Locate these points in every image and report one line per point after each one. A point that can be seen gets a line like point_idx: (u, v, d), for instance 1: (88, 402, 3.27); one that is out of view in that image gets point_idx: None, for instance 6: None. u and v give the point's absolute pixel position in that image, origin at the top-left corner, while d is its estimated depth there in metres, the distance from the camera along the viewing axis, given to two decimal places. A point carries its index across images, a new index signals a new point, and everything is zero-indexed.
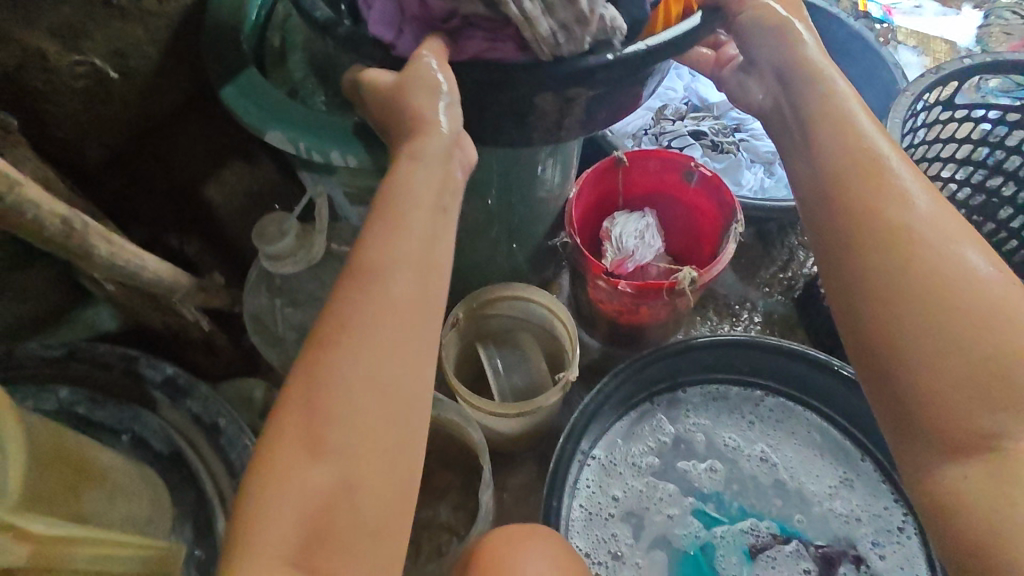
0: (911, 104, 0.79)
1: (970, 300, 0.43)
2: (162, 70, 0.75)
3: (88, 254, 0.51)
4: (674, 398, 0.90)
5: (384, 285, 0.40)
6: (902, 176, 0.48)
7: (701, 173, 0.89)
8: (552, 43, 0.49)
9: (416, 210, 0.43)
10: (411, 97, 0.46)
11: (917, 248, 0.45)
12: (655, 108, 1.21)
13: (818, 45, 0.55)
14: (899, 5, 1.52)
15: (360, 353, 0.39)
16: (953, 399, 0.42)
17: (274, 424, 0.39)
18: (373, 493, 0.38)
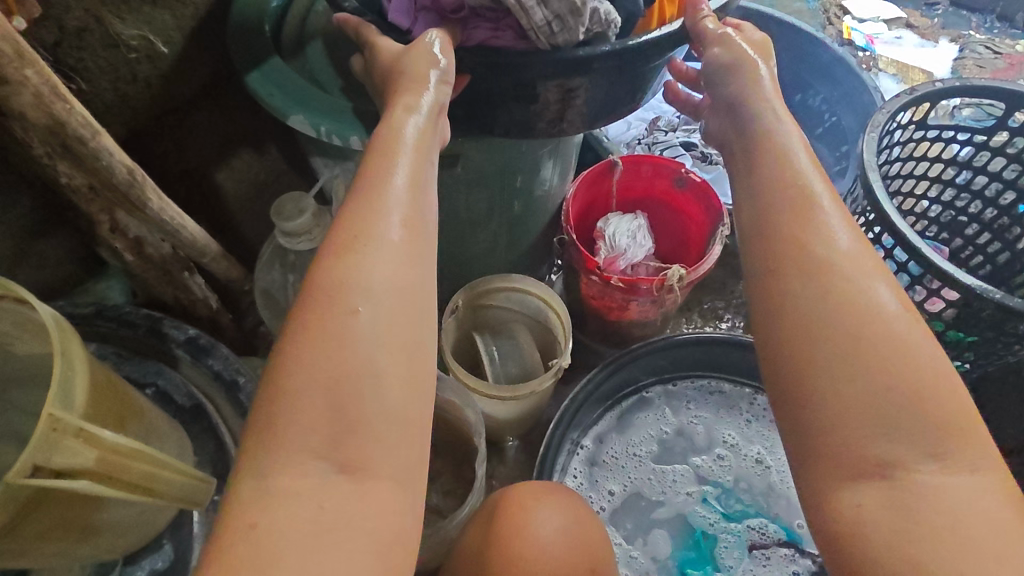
0: (886, 122, 0.85)
1: (869, 343, 0.41)
2: (186, 56, 0.79)
3: (143, 206, 0.61)
4: (672, 391, 0.95)
5: (385, 211, 0.43)
6: (827, 206, 0.47)
7: (690, 178, 0.95)
8: (548, 31, 0.53)
9: (410, 150, 0.48)
10: (410, 65, 0.51)
11: (834, 276, 0.44)
12: (648, 120, 1.27)
13: (772, 81, 0.56)
14: (881, 35, 1.60)
15: (372, 265, 0.41)
16: (855, 429, 0.40)
17: (286, 342, 0.40)
18: (393, 390, 0.39)
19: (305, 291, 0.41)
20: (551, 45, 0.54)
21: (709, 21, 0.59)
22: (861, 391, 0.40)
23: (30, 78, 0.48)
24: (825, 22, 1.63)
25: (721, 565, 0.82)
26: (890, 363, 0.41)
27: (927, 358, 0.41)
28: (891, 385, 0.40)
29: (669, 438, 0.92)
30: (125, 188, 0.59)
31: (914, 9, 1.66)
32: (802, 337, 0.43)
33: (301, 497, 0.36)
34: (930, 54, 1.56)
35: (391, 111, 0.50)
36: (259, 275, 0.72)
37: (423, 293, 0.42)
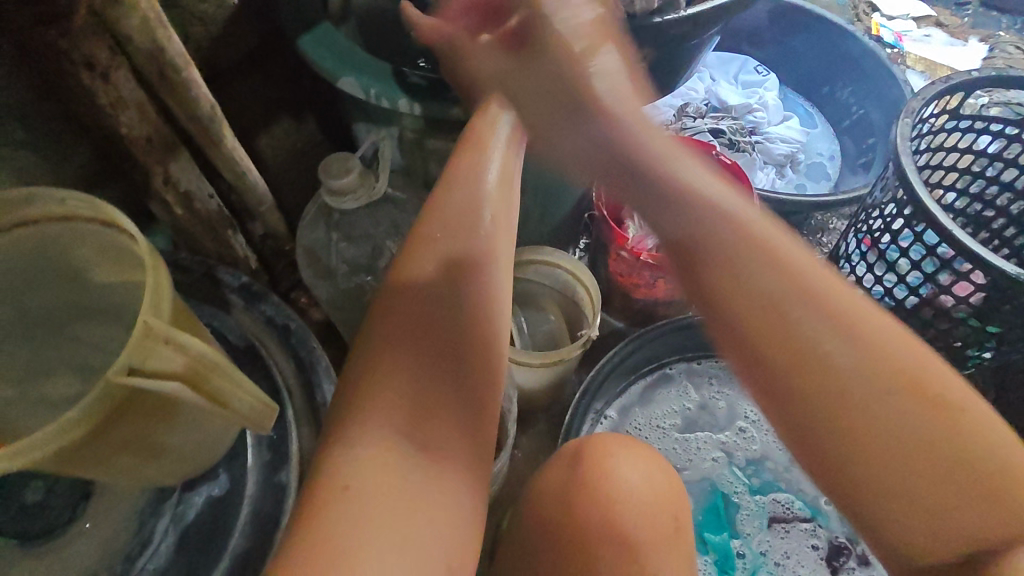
0: (919, 110, 0.86)
1: (903, 412, 0.37)
2: (236, 19, 0.80)
3: (219, 140, 0.67)
4: (692, 368, 0.97)
5: (468, 249, 0.53)
6: (771, 232, 0.42)
7: (720, 161, 0.96)
8: (625, 0, 0.54)
9: (492, 191, 0.57)
10: (485, 106, 0.58)
11: (850, 320, 0.39)
12: (676, 106, 1.28)
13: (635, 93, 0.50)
14: (910, 32, 1.60)
15: (454, 291, 0.50)
16: (914, 474, 0.37)
17: (376, 347, 0.47)
18: (464, 395, 0.47)
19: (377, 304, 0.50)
20: (625, 18, 0.54)
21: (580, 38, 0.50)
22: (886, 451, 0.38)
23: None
24: (854, 18, 1.63)
25: (740, 531, 0.84)
26: (935, 412, 0.37)
27: (959, 393, 0.38)
28: (908, 457, 0.37)
29: (693, 413, 0.94)
30: (207, 122, 0.64)
31: (945, 7, 1.66)
32: (813, 433, 0.40)
33: (380, 467, 0.42)
34: (961, 52, 1.56)
35: (473, 133, 0.59)
36: (304, 233, 0.73)
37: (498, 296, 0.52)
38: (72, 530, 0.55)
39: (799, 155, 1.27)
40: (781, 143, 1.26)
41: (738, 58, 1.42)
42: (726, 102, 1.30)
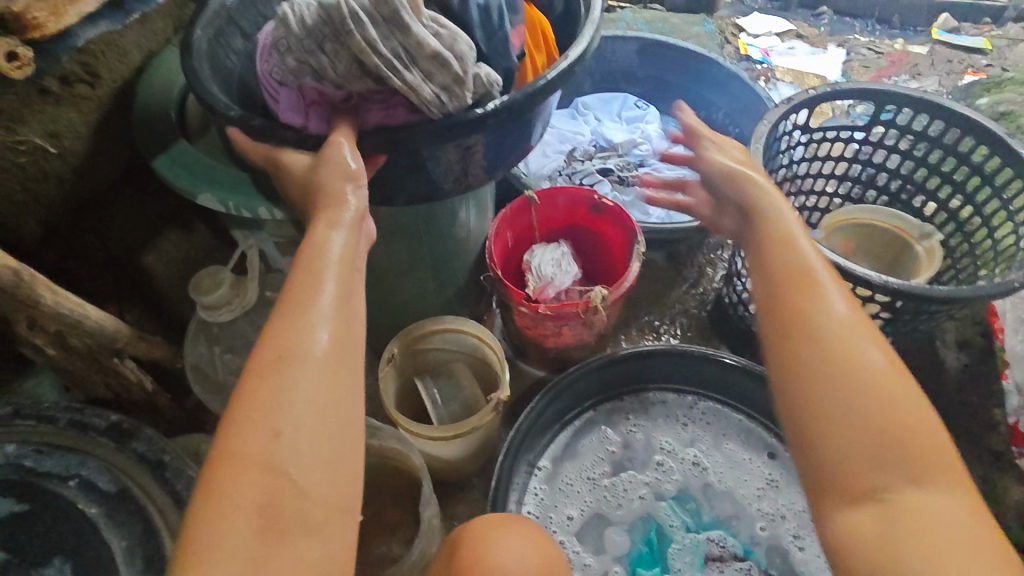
0: (769, 132, 0.91)
1: (873, 405, 0.46)
2: (96, 148, 0.81)
3: (35, 302, 0.61)
4: (612, 408, 1.00)
5: (310, 340, 0.44)
6: (824, 276, 0.53)
7: (605, 204, 1.00)
8: (438, 103, 0.57)
9: (335, 264, 0.48)
10: (327, 179, 0.52)
11: (834, 336, 0.49)
12: (565, 151, 1.34)
13: (343, 245, 0.49)
14: (775, 47, 1.72)
15: (300, 393, 0.43)
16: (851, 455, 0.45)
17: (193, 519, 0.40)
18: (304, 540, 0.41)
19: (216, 451, 0.41)
20: (443, 114, 0.57)
21: (337, 236, 0.49)
22: (870, 441, 0.45)
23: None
24: (724, 41, 1.73)
25: (671, 567, 0.86)
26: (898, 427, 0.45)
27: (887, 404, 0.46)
28: (894, 450, 0.45)
29: (616, 456, 0.96)
30: (14, 289, 0.58)
31: (803, 20, 1.80)
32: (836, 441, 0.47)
33: None
34: (822, 60, 1.68)
35: (313, 229, 0.49)
36: (186, 351, 0.73)
37: (348, 410, 0.44)
38: None
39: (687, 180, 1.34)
40: (668, 172, 1.32)
41: (618, 95, 1.47)
42: (612, 140, 1.37)
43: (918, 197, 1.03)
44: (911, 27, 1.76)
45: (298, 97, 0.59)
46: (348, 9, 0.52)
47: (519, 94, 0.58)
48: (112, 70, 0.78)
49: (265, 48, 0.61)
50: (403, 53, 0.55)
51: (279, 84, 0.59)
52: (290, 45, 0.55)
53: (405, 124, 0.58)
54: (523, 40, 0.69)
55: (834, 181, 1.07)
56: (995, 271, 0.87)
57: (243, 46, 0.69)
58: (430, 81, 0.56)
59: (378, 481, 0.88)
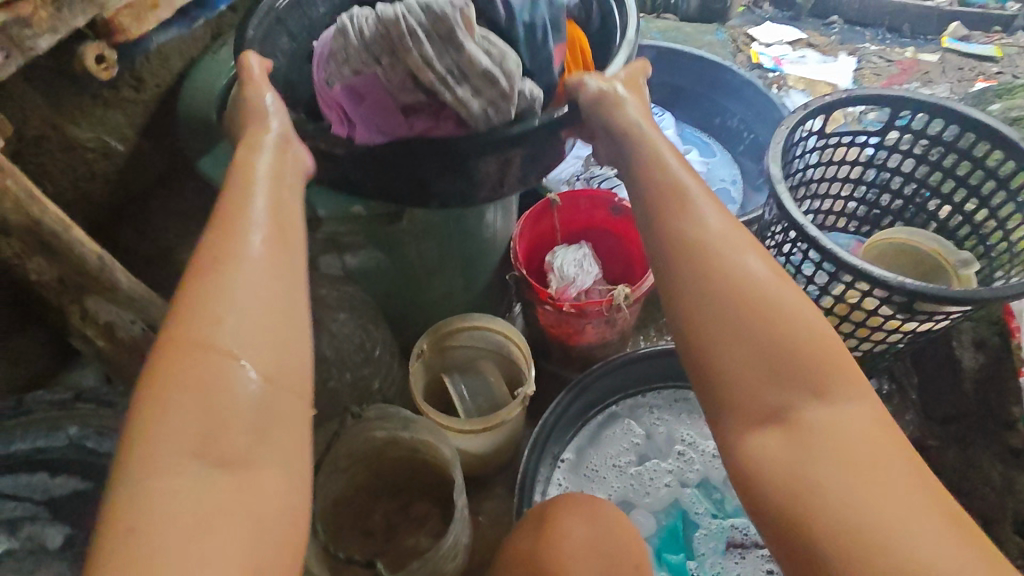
0: (786, 136, 0.93)
1: (757, 326, 0.47)
2: (139, 150, 0.84)
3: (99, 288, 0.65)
4: (637, 401, 1.01)
5: (243, 235, 0.46)
6: (696, 194, 0.54)
7: (625, 207, 1.03)
8: (486, 117, 0.61)
9: (263, 177, 0.51)
10: (255, 116, 0.56)
11: (708, 255, 0.50)
12: (583, 157, 1.37)
13: (272, 162, 0.53)
14: (787, 56, 1.75)
15: (232, 278, 0.44)
16: (739, 381, 0.47)
17: (137, 408, 0.40)
18: (254, 415, 0.41)
19: (154, 349, 0.42)
20: (488, 126, 0.62)
21: (262, 158, 0.52)
22: (750, 361, 0.46)
23: (10, 186, 0.55)
24: (736, 50, 1.76)
25: (695, 553, 0.89)
26: (780, 334, 0.47)
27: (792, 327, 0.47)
28: (789, 366, 0.46)
29: (641, 447, 0.98)
30: (96, 271, 0.65)
31: (814, 29, 1.83)
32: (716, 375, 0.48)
33: (177, 494, 0.38)
34: (834, 68, 1.71)
35: (238, 153, 0.53)
36: None
37: (291, 297, 0.46)
38: None
39: None
40: None
41: None
42: None
43: (933, 200, 1.03)
44: (921, 36, 1.79)
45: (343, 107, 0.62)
46: (408, 28, 0.56)
47: (562, 115, 0.63)
48: (157, 75, 0.82)
49: (318, 54, 0.63)
50: (455, 69, 0.58)
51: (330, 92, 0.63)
52: (348, 55, 0.59)
53: (452, 138, 0.61)
54: (564, 57, 0.73)
55: (852, 184, 1.09)
56: (1011, 271, 0.89)
57: (285, 48, 0.72)
58: (480, 95, 0.60)
59: (406, 476, 0.90)
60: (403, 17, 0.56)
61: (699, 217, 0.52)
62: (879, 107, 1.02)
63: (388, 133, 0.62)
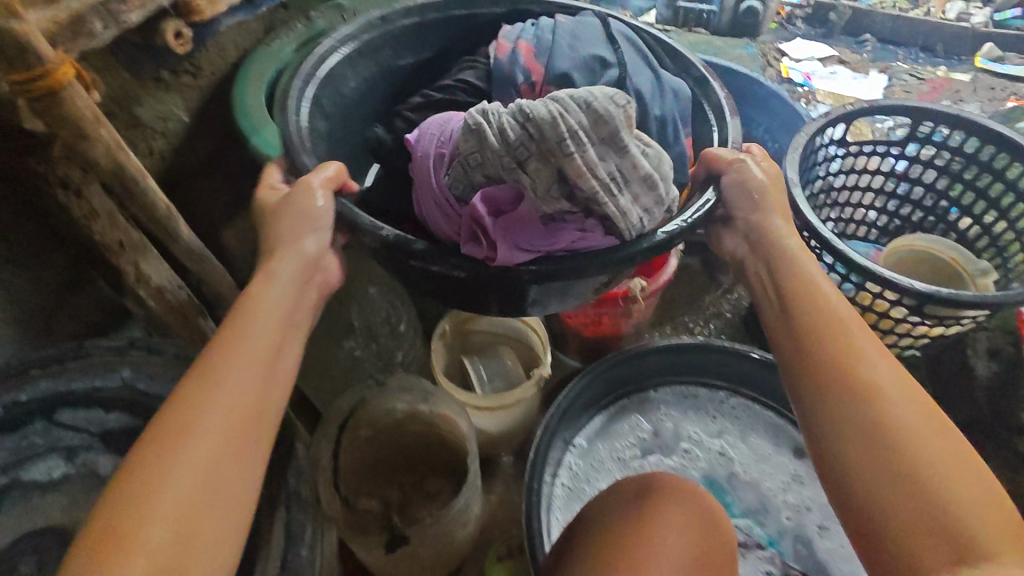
0: (806, 143, 0.96)
1: (892, 432, 0.49)
2: (192, 132, 0.91)
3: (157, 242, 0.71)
4: (645, 397, 1.05)
5: (228, 377, 0.48)
6: (854, 329, 0.56)
7: None
8: (640, 226, 0.57)
9: (269, 309, 0.55)
10: (278, 225, 0.60)
11: (868, 384, 0.51)
12: None
13: (282, 292, 0.56)
14: (817, 71, 1.77)
15: (207, 417, 0.45)
16: (889, 507, 0.47)
17: (81, 541, 0.39)
18: (191, 566, 0.41)
19: (117, 475, 0.42)
20: (637, 233, 0.58)
21: (275, 286, 0.56)
22: (900, 487, 0.47)
23: (103, 135, 0.59)
24: (766, 64, 1.78)
25: None
26: (924, 461, 0.47)
27: (924, 443, 0.48)
28: (926, 507, 0.46)
29: (648, 441, 1.01)
30: (163, 220, 0.69)
31: (845, 47, 1.84)
32: (861, 496, 0.48)
33: None
34: (864, 84, 1.73)
35: (253, 283, 0.57)
36: None
37: (252, 442, 0.47)
38: None
39: None
40: None
41: None
42: None
43: (955, 212, 1.05)
44: (955, 56, 1.79)
45: (469, 230, 0.59)
46: (567, 129, 0.51)
47: (694, 217, 0.62)
48: (213, 63, 0.89)
49: (439, 161, 0.63)
50: (619, 173, 0.55)
51: (457, 202, 0.60)
52: (483, 160, 0.55)
53: (602, 249, 0.58)
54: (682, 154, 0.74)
55: (872, 193, 1.11)
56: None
57: None
58: (641, 203, 0.57)
59: (422, 449, 0.95)
60: (561, 119, 0.51)
61: (861, 350, 0.54)
62: (901, 117, 1.03)
63: (534, 250, 0.57)
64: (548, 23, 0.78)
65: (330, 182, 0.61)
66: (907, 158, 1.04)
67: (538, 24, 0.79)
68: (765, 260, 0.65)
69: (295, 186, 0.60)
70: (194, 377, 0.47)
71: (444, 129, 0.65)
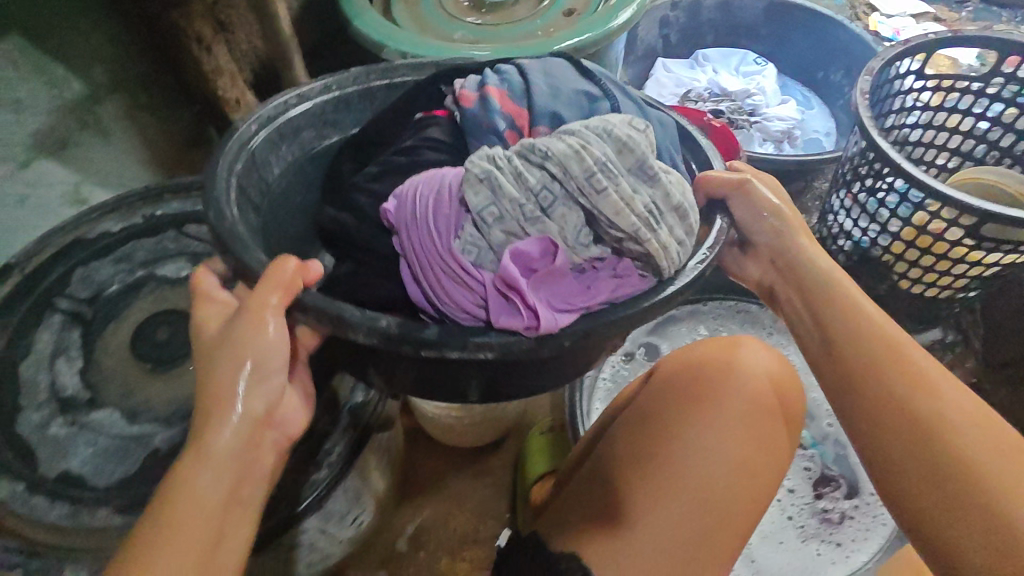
0: (880, 68, 0.96)
1: (907, 408, 0.51)
2: (300, 20, 1.00)
3: None
4: (697, 309, 1.09)
5: (192, 500, 0.44)
6: (863, 304, 0.57)
7: (711, 128, 1.11)
8: (675, 261, 0.50)
9: (227, 453, 0.46)
10: (233, 343, 0.47)
11: (886, 364, 0.53)
12: (681, 94, 1.44)
13: (239, 428, 0.47)
14: (909, 27, 1.71)
15: (166, 563, 0.41)
16: (911, 481, 0.50)
17: None
18: None
19: None
20: (671, 269, 0.50)
21: (237, 394, 0.47)
22: (922, 460, 0.49)
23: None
24: (853, 16, 1.73)
25: None
26: (940, 427, 0.49)
27: (938, 408, 0.50)
28: (970, 490, 0.47)
29: None
30: None
31: (943, 4, 1.77)
32: (890, 470, 0.51)
33: None
34: None
35: (210, 370, 0.47)
36: None
37: (217, 552, 0.44)
38: (180, 367, 0.71)
39: (795, 131, 1.39)
40: (776, 122, 1.39)
41: (737, 52, 1.56)
42: (726, 89, 1.45)
43: None
44: None
45: (501, 306, 0.50)
46: (595, 158, 0.50)
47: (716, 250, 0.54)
48: None
49: (442, 229, 0.54)
50: (650, 203, 0.51)
51: (473, 268, 0.52)
52: (501, 212, 0.51)
53: (642, 295, 0.50)
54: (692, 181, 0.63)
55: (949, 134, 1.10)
56: None
57: None
58: (675, 228, 0.52)
59: None
60: (588, 151, 0.50)
61: (873, 331, 0.55)
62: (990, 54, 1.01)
63: (572, 307, 0.49)
64: (506, 66, 0.68)
65: (299, 281, 0.48)
66: (989, 97, 1.02)
67: (495, 70, 0.68)
68: (796, 283, 0.61)
69: (265, 284, 0.47)
70: (150, 541, 0.42)
71: (432, 188, 0.56)
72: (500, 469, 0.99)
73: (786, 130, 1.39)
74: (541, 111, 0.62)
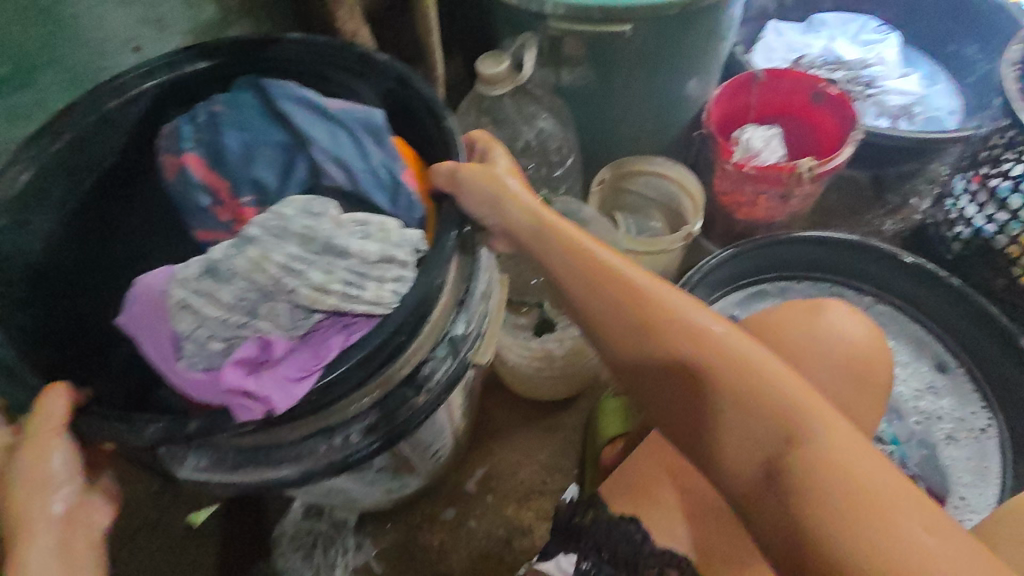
0: None
1: (770, 421, 0.48)
2: None
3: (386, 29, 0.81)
4: (789, 286, 1.05)
5: None
6: (702, 320, 0.53)
7: (828, 92, 1.03)
8: (389, 294, 0.52)
9: None
10: None
11: (739, 386, 0.49)
12: (792, 60, 1.36)
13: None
14: None
15: None
16: (787, 497, 0.46)
17: None
18: None
19: None
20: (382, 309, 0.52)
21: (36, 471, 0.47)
22: (792, 475, 0.46)
23: None
24: None
25: None
26: (809, 440, 0.46)
27: (809, 422, 0.47)
28: (812, 476, 0.46)
29: None
30: None
31: None
32: (770, 494, 0.47)
33: None
34: None
35: None
36: None
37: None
38: None
39: (916, 108, 1.29)
40: (895, 97, 1.29)
41: (859, 17, 1.42)
42: (842, 57, 1.35)
43: None
44: None
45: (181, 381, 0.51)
46: (277, 265, 0.50)
47: (403, 261, 0.54)
48: None
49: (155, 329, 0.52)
50: (356, 270, 0.52)
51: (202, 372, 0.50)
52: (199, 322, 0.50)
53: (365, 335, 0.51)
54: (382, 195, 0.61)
55: None
56: None
57: None
58: (386, 281, 0.52)
59: None
60: (270, 259, 0.50)
61: (713, 348, 0.51)
62: None
63: (306, 372, 0.50)
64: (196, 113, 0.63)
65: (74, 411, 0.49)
66: None
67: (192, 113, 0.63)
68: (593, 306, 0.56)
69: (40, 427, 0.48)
70: None
71: (138, 297, 0.53)
72: (568, 427, 0.99)
73: (906, 106, 1.29)
74: (239, 179, 0.60)
